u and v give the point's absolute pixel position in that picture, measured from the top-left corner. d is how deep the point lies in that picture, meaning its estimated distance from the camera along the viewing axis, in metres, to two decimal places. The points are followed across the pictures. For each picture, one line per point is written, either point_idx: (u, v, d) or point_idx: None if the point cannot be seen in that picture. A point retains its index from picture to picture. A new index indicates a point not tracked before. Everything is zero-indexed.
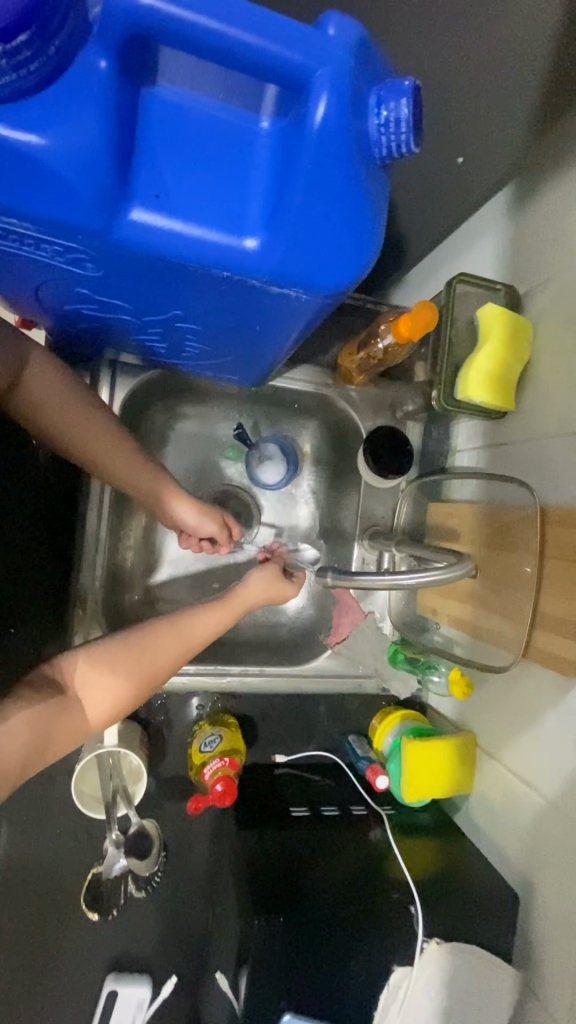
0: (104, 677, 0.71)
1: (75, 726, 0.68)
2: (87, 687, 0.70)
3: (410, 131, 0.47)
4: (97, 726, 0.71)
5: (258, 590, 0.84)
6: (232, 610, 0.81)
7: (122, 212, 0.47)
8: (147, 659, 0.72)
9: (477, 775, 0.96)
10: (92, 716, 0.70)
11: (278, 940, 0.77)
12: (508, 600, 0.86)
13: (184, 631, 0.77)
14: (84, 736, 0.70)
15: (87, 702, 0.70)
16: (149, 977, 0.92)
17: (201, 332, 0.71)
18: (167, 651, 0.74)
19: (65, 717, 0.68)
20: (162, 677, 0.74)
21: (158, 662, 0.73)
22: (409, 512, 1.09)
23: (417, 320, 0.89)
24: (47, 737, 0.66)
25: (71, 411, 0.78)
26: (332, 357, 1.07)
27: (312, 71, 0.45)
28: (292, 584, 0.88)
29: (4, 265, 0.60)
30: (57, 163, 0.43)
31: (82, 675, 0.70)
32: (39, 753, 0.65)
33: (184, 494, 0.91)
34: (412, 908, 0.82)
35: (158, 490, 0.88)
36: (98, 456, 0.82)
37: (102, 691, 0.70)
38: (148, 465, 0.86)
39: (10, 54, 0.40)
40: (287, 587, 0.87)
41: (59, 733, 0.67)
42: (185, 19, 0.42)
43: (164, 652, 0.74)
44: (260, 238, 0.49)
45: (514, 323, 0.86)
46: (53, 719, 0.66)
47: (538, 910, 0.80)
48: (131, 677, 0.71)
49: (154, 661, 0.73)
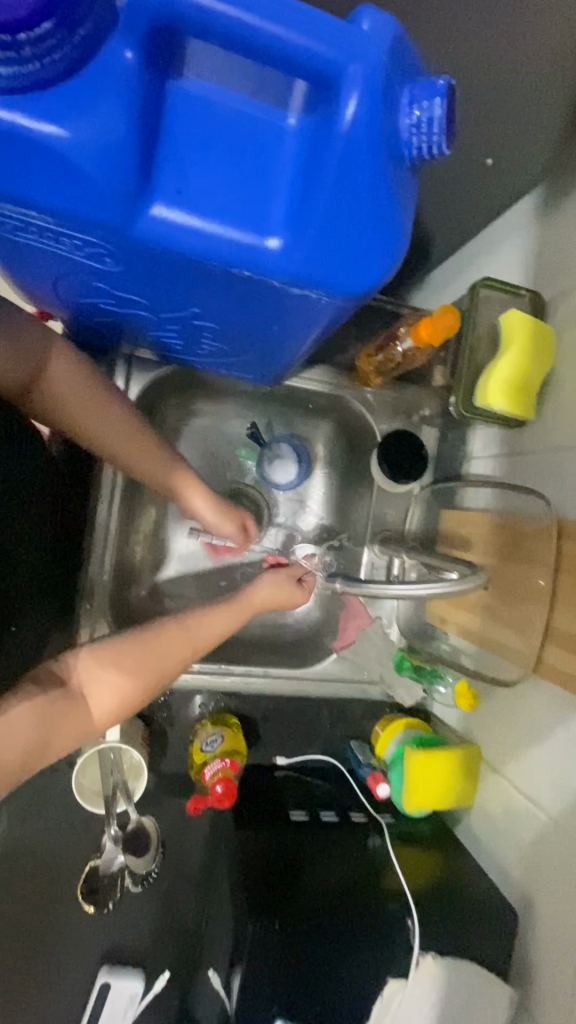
0: (109, 674, 0.70)
1: (77, 724, 0.67)
2: (91, 684, 0.69)
3: (442, 132, 0.45)
4: (100, 726, 0.70)
5: (266, 592, 0.84)
6: (239, 612, 0.81)
7: (143, 208, 0.46)
8: (154, 659, 0.72)
9: (480, 788, 0.95)
10: (94, 712, 0.69)
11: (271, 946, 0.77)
12: (519, 613, 0.84)
13: (190, 630, 0.76)
14: (86, 735, 0.69)
15: (91, 699, 0.69)
16: (142, 971, 0.93)
17: (219, 330, 0.70)
18: (174, 651, 0.74)
19: (69, 716, 0.67)
20: (167, 677, 0.74)
21: (165, 661, 0.73)
22: (420, 519, 1.08)
23: (439, 327, 0.87)
24: (49, 734, 0.64)
25: (92, 408, 0.78)
26: (349, 358, 1.06)
27: (343, 68, 0.44)
28: (304, 592, 0.88)
29: (24, 257, 0.60)
30: (80, 157, 0.42)
31: (86, 672, 0.70)
32: (40, 750, 0.64)
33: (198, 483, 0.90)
34: (409, 921, 0.82)
35: (173, 480, 0.87)
36: (116, 448, 0.81)
37: (107, 689, 0.69)
38: (165, 455, 0.85)
39: (34, 42, 0.39)
40: (299, 595, 0.88)
41: (61, 730, 0.66)
42: (218, 12, 0.41)
43: (171, 653, 0.74)
44: (282, 238, 0.48)
45: (538, 330, 0.84)
46: (57, 713, 0.66)
47: (536, 929, 0.79)
48: (137, 677, 0.71)
49: (160, 660, 0.73)
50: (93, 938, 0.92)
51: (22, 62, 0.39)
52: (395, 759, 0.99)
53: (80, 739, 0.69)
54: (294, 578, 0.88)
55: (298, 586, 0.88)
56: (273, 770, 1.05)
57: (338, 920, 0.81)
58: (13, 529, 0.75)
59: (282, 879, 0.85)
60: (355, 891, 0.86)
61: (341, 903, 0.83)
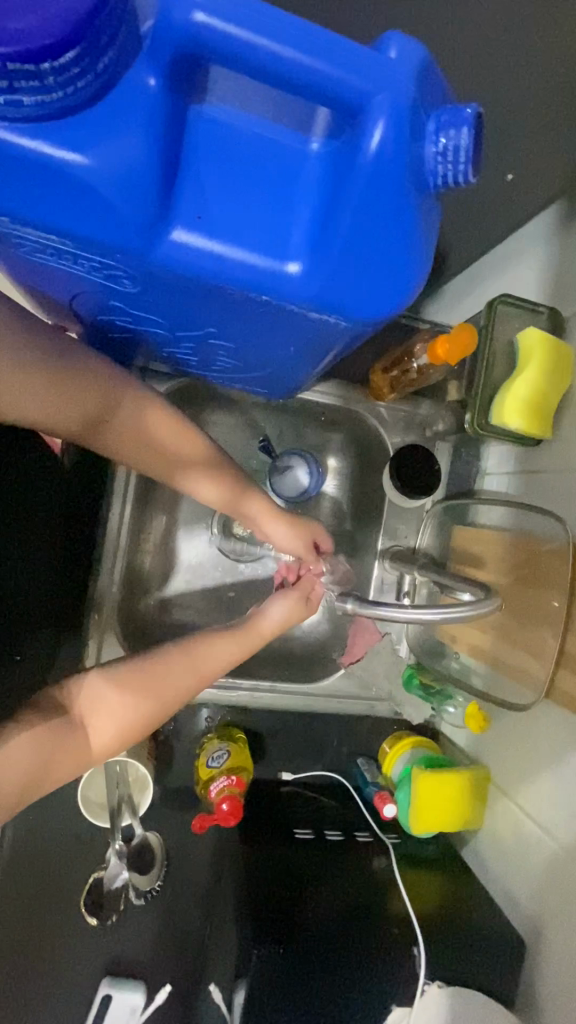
0: (112, 701, 0.70)
1: (76, 755, 0.67)
2: (93, 713, 0.69)
3: (468, 162, 0.44)
4: (100, 754, 0.70)
5: (277, 616, 0.81)
6: (248, 640, 0.79)
7: (163, 232, 0.45)
8: (159, 688, 0.72)
9: (488, 811, 0.93)
10: (95, 742, 0.69)
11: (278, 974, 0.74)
12: (532, 635, 0.83)
13: (196, 657, 0.75)
14: (85, 764, 0.69)
15: (91, 728, 0.69)
16: (143, 985, 0.90)
17: (235, 349, 0.69)
18: (179, 678, 0.73)
19: (67, 747, 0.66)
20: (170, 707, 0.73)
21: (170, 692, 0.73)
22: (432, 538, 1.05)
23: (454, 345, 0.85)
24: (49, 762, 0.64)
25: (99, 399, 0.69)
26: (363, 372, 1.05)
27: (370, 96, 0.43)
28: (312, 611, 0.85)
29: (42, 275, 0.60)
30: (101, 182, 0.42)
31: (88, 701, 0.70)
32: (39, 778, 0.64)
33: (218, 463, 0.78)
34: (415, 950, 0.80)
35: (190, 462, 0.77)
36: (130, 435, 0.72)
37: (107, 717, 0.70)
38: (184, 431, 0.75)
39: (58, 72, 0.38)
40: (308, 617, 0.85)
41: (60, 760, 0.65)
42: (241, 32, 0.40)
43: (176, 680, 0.73)
44: (303, 264, 0.47)
45: (556, 349, 0.83)
46: (56, 742, 0.65)
47: (544, 960, 0.78)
48: (139, 709, 0.71)
49: (164, 690, 0.72)
50: (92, 955, 0.91)
51: (45, 90, 0.38)
52: (401, 780, 0.98)
53: (79, 771, 0.69)
54: (304, 595, 0.83)
55: (307, 603, 0.84)
56: (279, 785, 1.05)
57: (345, 949, 0.78)
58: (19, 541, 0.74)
59: (286, 902, 0.82)
60: (358, 915, 0.83)
61: (346, 927, 0.81)
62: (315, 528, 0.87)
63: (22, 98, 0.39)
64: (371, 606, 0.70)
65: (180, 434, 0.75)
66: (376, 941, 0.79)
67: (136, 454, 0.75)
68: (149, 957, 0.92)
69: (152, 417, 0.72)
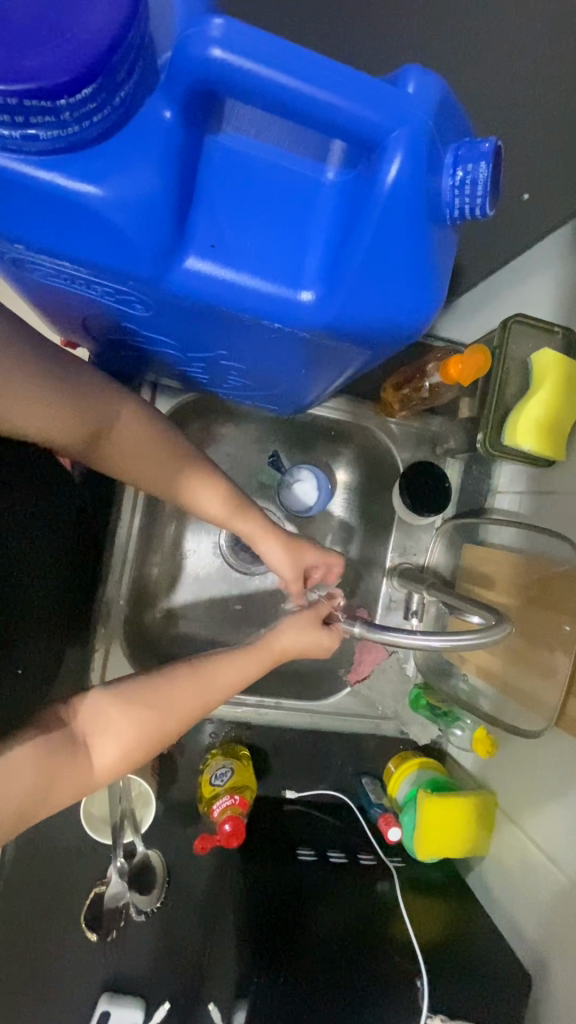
0: (115, 721, 0.70)
1: (76, 778, 0.67)
2: (96, 735, 0.69)
3: (487, 195, 0.44)
4: (100, 778, 0.69)
5: (290, 639, 0.79)
6: (261, 658, 0.78)
7: (177, 261, 0.45)
8: (165, 710, 0.71)
9: (494, 837, 0.92)
10: (97, 765, 0.68)
11: (276, 1004, 0.72)
12: (543, 659, 0.81)
13: (205, 679, 0.74)
14: (84, 789, 0.68)
15: (94, 749, 0.69)
16: (142, 1000, 0.88)
17: (245, 369, 0.69)
18: (187, 701, 0.72)
19: (69, 767, 0.66)
20: (174, 732, 0.73)
21: (176, 716, 0.72)
22: (441, 556, 1.04)
23: (469, 367, 0.84)
24: (49, 783, 0.64)
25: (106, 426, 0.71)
26: (374, 389, 1.04)
27: (388, 130, 0.42)
28: (332, 636, 0.81)
29: (55, 296, 0.60)
30: (115, 214, 0.42)
31: (89, 719, 0.70)
32: (38, 800, 0.64)
33: (218, 483, 0.79)
34: (418, 983, 0.76)
35: (193, 484, 0.77)
36: (132, 462, 0.74)
37: (110, 739, 0.69)
38: (189, 456, 0.76)
39: (74, 107, 0.38)
40: (326, 639, 0.81)
41: (58, 783, 0.65)
42: (255, 65, 0.39)
43: (182, 706, 0.72)
44: (315, 293, 0.47)
45: (571, 372, 0.82)
46: (57, 765, 0.65)
47: (551, 995, 0.75)
48: (143, 732, 0.70)
49: (173, 709, 0.72)
50: (90, 972, 0.90)
51: (61, 125, 0.38)
52: (406, 802, 0.96)
53: (78, 794, 0.68)
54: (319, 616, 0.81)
55: (326, 627, 0.81)
56: (283, 803, 1.03)
57: (352, 959, 0.78)
58: (24, 553, 0.73)
59: (288, 920, 0.81)
60: (360, 928, 0.83)
61: (351, 943, 0.80)
62: (306, 551, 0.86)
63: (38, 133, 0.39)
64: (380, 632, 0.68)
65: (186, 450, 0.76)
66: (381, 966, 0.78)
67: (143, 470, 0.75)
68: (148, 975, 0.91)
69: (156, 434, 0.74)
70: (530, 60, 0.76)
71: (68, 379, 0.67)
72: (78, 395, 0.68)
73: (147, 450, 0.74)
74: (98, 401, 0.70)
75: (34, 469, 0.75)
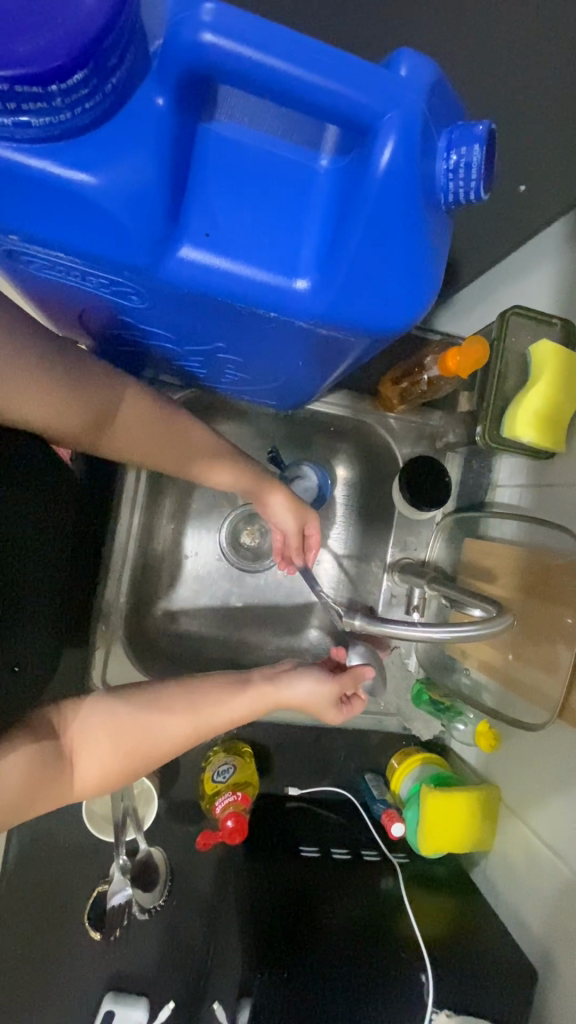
0: (102, 734, 0.70)
1: (61, 788, 0.68)
2: (82, 747, 0.69)
3: (481, 179, 0.44)
4: (82, 789, 0.70)
5: (300, 693, 0.76)
6: (266, 699, 0.75)
7: (171, 249, 0.45)
8: (154, 718, 0.71)
9: (499, 832, 0.91)
10: (78, 778, 0.69)
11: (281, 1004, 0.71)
12: (545, 652, 0.80)
13: (194, 694, 0.74)
14: (67, 797, 0.70)
15: (77, 768, 0.69)
16: (146, 999, 0.88)
17: (243, 363, 0.69)
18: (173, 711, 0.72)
19: (54, 780, 0.67)
20: (162, 741, 0.71)
21: (168, 716, 0.72)
22: (441, 551, 1.04)
23: (466, 359, 0.84)
24: (35, 791, 0.65)
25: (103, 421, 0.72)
26: (372, 384, 1.05)
27: (380, 115, 0.42)
28: (338, 714, 0.79)
29: (51, 289, 0.60)
30: (106, 200, 0.42)
31: (78, 733, 0.70)
32: (23, 801, 0.64)
33: (214, 470, 0.79)
34: (422, 976, 0.76)
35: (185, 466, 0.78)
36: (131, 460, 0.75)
37: (94, 753, 0.69)
38: (187, 449, 0.77)
39: (65, 93, 0.38)
40: (333, 715, 0.79)
41: (46, 792, 0.66)
42: (245, 52, 0.39)
43: (176, 715, 0.72)
44: (311, 280, 0.47)
45: (568, 363, 0.82)
46: (45, 776, 0.66)
47: (557, 990, 0.74)
48: (133, 738, 0.70)
49: (160, 709, 0.72)
50: (93, 972, 0.90)
51: (53, 111, 0.38)
52: (408, 799, 0.96)
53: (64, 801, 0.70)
54: (338, 695, 0.78)
55: (338, 708, 0.79)
56: (285, 800, 1.03)
57: (350, 960, 0.76)
58: (23, 551, 0.73)
59: (292, 920, 0.80)
60: (364, 930, 0.81)
61: (354, 940, 0.79)
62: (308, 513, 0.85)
63: (29, 121, 0.39)
64: (380, 625, 0.67)
65: (188, 443, 0.76)
66: (385, 959, 0.77)
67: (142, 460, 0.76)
68: (151, 975, 0.90)
69: (153, 429, 0.74)
70: (530, 39, 0.73)
71: (64, 375, 0.67)
72: (75, 390, 0.69)
73: (147, 444, 0.75)
74: (92, 393, 0.70)
75: (33, 464, 0.75)
